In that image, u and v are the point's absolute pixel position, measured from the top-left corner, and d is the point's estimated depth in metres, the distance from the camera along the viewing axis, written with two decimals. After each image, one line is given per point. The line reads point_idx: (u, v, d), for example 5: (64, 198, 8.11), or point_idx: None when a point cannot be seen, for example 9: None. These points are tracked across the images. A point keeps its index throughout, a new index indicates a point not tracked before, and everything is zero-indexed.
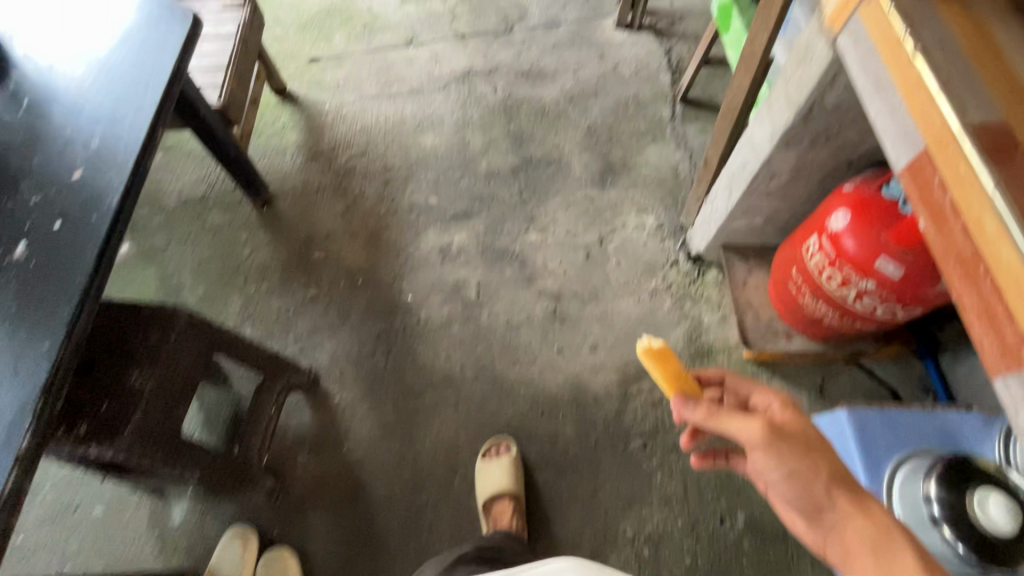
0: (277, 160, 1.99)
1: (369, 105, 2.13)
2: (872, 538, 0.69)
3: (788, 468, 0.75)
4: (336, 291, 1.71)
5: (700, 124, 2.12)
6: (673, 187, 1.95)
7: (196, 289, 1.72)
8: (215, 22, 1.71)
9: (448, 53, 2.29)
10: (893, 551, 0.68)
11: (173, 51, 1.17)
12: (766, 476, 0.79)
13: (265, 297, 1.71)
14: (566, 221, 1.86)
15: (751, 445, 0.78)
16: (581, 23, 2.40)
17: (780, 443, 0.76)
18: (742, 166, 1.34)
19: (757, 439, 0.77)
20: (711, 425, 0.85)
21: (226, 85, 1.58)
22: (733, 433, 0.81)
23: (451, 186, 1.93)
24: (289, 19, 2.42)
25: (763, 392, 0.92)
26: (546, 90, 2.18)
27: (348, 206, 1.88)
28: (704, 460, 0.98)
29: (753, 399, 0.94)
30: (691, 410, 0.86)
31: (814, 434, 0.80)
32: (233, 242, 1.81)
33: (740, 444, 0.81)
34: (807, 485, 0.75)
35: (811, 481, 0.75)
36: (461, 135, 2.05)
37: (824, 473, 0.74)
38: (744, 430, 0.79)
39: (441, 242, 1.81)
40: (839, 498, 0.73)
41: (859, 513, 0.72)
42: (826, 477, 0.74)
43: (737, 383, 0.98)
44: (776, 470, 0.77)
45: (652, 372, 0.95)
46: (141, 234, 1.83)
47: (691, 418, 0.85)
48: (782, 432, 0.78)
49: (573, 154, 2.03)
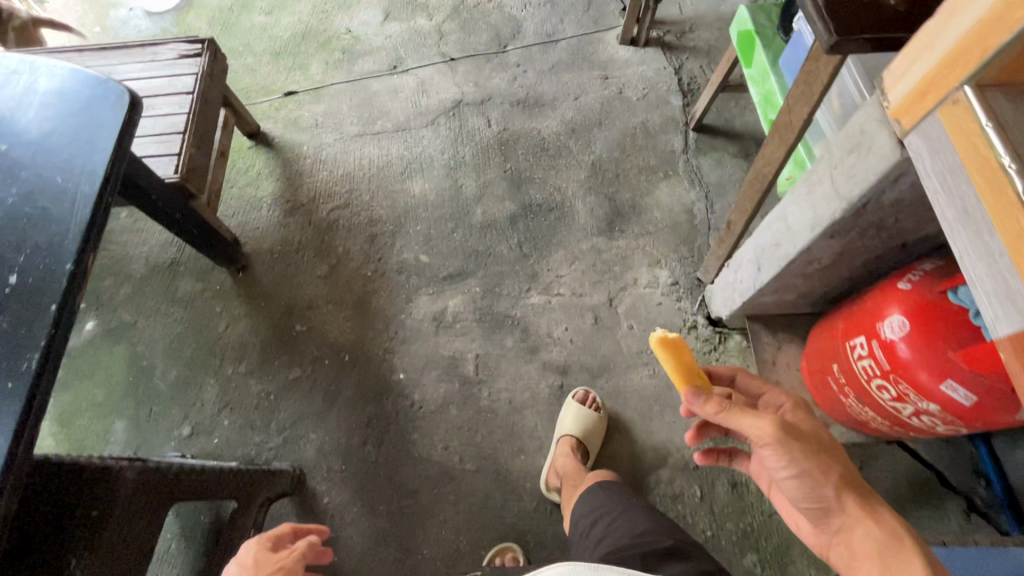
0: (252, 215, 1.82)
1: (350, 145, 1.94)
2: (880, 543, 0.76)
3: (801, 469, 0.79)
4: (322, 371, 1.56)
5: (716, 157, 1.92)
6: (688, 233, 1.76)
7: (168, 373, 1.57)
8: (169, 73, 1.51)
9: (436, 81, 2.08)
10: (902, 557, 0.74)
11: (105, 149, 0.98)
12: (776, 474, 0.82)
13: (244, 379, 1.56)
14: (571, 278, 1.69)
15: (764, 443, 0.79)
16: (581, 39, 2.18)
17: (795, 444, 0.78)
18: (774, 248, 1.17)
19: (773, 437, 0.78)
20: (721, 420, 0.84)
21: (184, 152, 1.39)
22: (743, 429, 0.81)
23: (444, 240, 1.76)
24: (260, 46, 2.21)
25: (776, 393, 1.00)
26: (545, 121, 1.98)
27: (331, 268, 1.72)
28: (707, 457, 1.06)
29: (764, 396, 1.03)
30: (700, 403, 0.84)
31: (823, 433, 0.85)
32: (206, 315, 1.65)
33: (751, 441, 0.82)
34: (816, 486, 0.80)
35: (820, 483, 0.80)
36: (452, 179, 1.86)
37: (834, 477, 0.79)
38: (756, 428, 0.79)
39: (434, 308, 1.65)
40: (848, 501, 0.79)
41: (868, 517, 0.78)
42: (835, 478, 0.80)
43: (746, 380, 1.07)
44: (785, 469, 0.80)
45: (663, 362, 0.86)
46: (107, 307, 1.68)
47: (702, 411, 0.83)
48: (798, 434, 0.81)
49: (577, 197, 1.84)
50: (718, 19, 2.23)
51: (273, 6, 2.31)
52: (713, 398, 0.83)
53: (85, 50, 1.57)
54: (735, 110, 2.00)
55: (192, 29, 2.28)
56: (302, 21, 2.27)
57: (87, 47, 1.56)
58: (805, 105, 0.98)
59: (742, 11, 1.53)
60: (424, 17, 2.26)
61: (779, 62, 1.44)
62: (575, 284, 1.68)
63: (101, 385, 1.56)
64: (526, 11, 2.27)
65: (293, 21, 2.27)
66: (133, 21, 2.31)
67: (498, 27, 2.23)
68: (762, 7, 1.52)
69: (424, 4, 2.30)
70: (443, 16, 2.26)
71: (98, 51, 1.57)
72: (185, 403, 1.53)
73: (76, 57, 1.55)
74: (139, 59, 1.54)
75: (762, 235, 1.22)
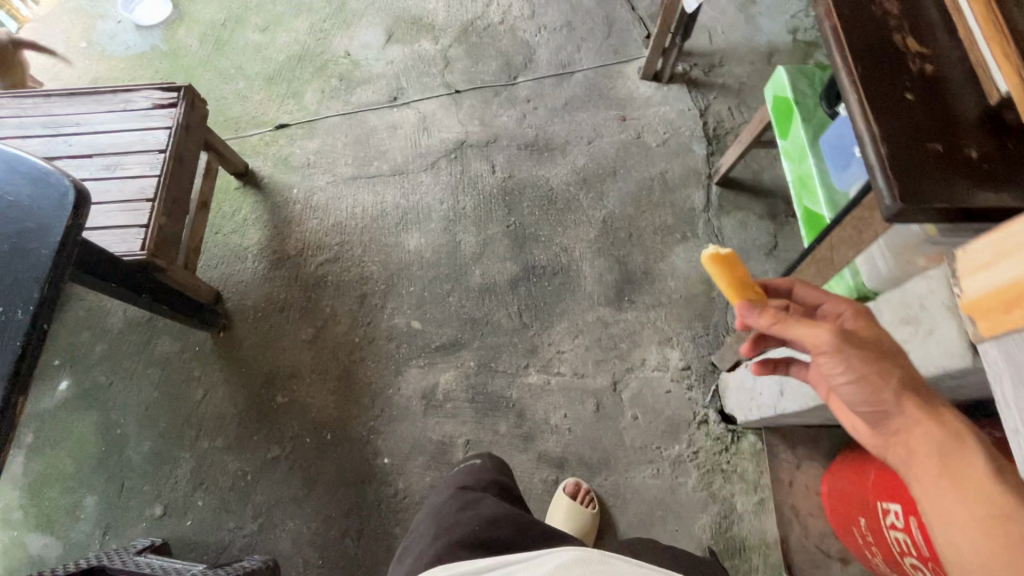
0: (236, 267, 1.70)
1: (343, 190, 1.80)
2: (940, 447, 0.61)
3: (858, 377, 0.66)
4: (302, 451, 1.47)
5: (740, 217, 1.74)
6: (704, 308, 1.61)
7: (141, 444, 1.49)
8: (141, 126, 1.39)
9: (438, 116, 1.92)
10: (967, 457, 0.59)
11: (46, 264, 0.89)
12: (830, 380, 0.70)
13: (221, 455, 1.47)
14: (573, 355, 1.56)
15: (818, 350, 0.67)
16: (599, 72, 1.99)
17: (852, 351, 0.65)
18: (802, 380, 1.03)
19: (832, 346, 0.65)
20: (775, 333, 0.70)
21: (153, 223, 1.27)
22: (796, 338, 0.68)
23: (438, 305, 1.63)
24: (253, 69, 2.05)
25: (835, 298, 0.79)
26: (554, 168, 1.82)
27: (317, 331, 1.61)
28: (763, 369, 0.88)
29: (823, 305, 0.81)
30: (756, 317, 0.70)
31: (887, 341, 0.68)
32: (184, 380, 1.56)
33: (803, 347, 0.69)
34: (873, 392, 0.65)
35: (879, 388, 0.65)
36: (451, 233, 1.72)
37: (893, 381, 0.64)
38: (811, 335, 0.66)
39: (424, 383, 1.53)
40: (908, 404, 0.64)
41: (929, 420, 0.63)
42: (898, 383, 0.64)
43: (806, 292, 0.84)
44: (842, 375, 0.67)
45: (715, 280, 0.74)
46: (81, 366, 1.59)
47: (755, 325, 0.70)
48: (857, 339, 0.67)
49: (585, 259, 1.69)
50: (751, 52, 2.02)
51: (269, 22, 2.15)
52: (769, 308, 0.70)
53: (53, 94, 1.44)
54: (765, 161, 1.82)
55: (182, 46, 2.13)
56: (298, 41, 2.10)
57: (55, 92, 1.43)
58: None
59: (779, 74, 1.35)
60: (429, 40, 2.08)
61: (818, 140, 1.27)
62: (577, 362, 1.55)
63: (73, 455, 1.49)
64: (540, 37, 2.08)
65: (289, 40, 2.11)
66: (121, 36, 2.16)
67: (509, 54, 2.05)
68: (803, 71, 1.35)
69: (429, 24, 2.12)
70: (449, 39, 2.08)
71: (66, 96, 1.44)
72: (158, 479, 1.46)
73: (43, 103, 1.42)
74: (110, 107, 1.41)
75: None
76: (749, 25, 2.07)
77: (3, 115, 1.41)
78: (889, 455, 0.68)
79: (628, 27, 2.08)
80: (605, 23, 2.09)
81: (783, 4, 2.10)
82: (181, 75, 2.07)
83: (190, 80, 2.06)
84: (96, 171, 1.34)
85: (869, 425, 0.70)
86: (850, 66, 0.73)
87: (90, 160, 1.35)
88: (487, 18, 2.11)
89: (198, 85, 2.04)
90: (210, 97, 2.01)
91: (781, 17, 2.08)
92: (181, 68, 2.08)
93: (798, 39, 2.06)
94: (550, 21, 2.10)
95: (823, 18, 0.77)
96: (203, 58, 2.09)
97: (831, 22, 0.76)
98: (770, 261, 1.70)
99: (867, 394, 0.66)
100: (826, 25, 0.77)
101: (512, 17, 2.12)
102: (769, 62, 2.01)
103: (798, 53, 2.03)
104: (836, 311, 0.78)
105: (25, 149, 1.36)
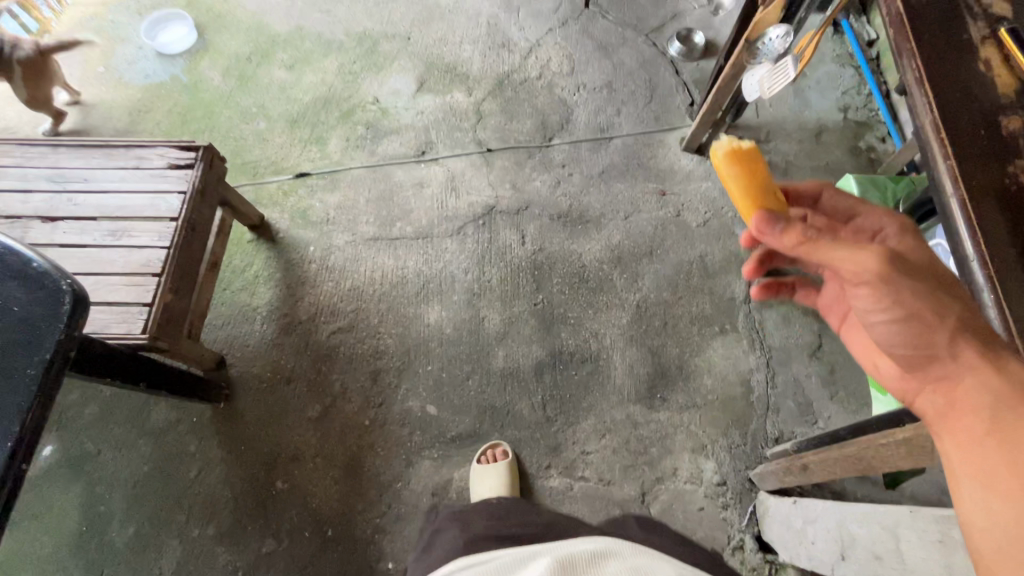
0: (243, 329, 1.59)
1: (362, 252, 1.69)
2: (995, 394, 0.60)
3: (905, 314, 0.66)
4: (300, 547, 1.36)
5: (783, 311, 1.63)
6: (742, 413, 1.50)
7: (126, 526, 1.38)
8: (153, 189, 1.29)
9: (467, 177, 1.82)
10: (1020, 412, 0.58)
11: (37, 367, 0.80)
12: (868, 317, 0.71)
13: (212, 546, 1.36)
14: (599, 457, 1.45)
15: (858, 280, 0.67)
16: (639, 139, 1.89)
17: (898, 283, 0.65)
18: (871, 556, 0.93)
19: (873, 272, 0.65)
20: (800, 254, 0.72)
21: (158, 302, 1.16)
22: (832, 264, 0.68)
23: (456, 389, 1.52)
24: (276, 109, 1.95)
25: (874, 214, 0.83)
26: (587, 243, 1.71)
27: (325, 409, 1.49)
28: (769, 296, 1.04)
29: (857, 220, 0.86)
30: (778, 232, 0.72)
31: (943, 274, 0.69)
32: (178, 454, 1.44)
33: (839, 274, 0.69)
34: (922, 331, 0.66)
35: (929, 328, 0.65)
36: (474, 308, 1.61)
37: (948, 323, 0.64)
38: (852, 262, 0.66)
39: (437, 478, 1.43)
40: (963, 352, 0.63)
41: (988, 368, 0.61)
42: (954, 325, 0.64)
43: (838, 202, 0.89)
44: (883, 311, 0.68)
45: (733, 184, 0.88)
46: (68, 430, 1.47)
47: (774, 242, 0.72)
48: (902, 266, 0.67)
49: (616, 347, 1.57)
50: (801, 128, 1.91)
51: (296, 59, 2.05)
52: (793, 225, 0.71)
53: (61, 144, 1.33)
54: None
55: (203, 77, 2.02)
56: (325, 82, 2.00)
57: (64, 142, 1.33)
58: None
59: (849, 182, 1.26)
60: (462, 91, 1.98)
61: None
62: (602, 466, 1.44)
63: (51, 534, 1.37)
64: (579, 96, 1.98)
65: (315, 81, 2.01)
66: (141, 62, 2.05)
67: (546, 112, 1.95)
68: (874, 182, 1.26)
69: (463, 74, 2.02)
70: (483, 91, 1.99)
71: (75, 147, 1.34)
72: (142, 568, 1.34)
73: (50, 154, 1.32)
74: (122, 164, 1.32)
75: (857, 522, 0.98)
76: (799, 98, 1.97)
77: (6, 164, 1.31)
78: (920, 396, 0.70)
79: (671, 92, 1.98)
80: (648, 86, 1.99)
81: (835, 78, 2.00)
82: (200, 110, 1.96)
83: (208, 116, 1.95)
84: (101, 238, 1.23)
85: (903, 360, 0.71)
86: (988, 256, 0.64)
87: (95, 223, 1.25)
88: (525, 72, 2.02)
89: (217, 123, 1.94)
90: (229, 137, 1.91)
91: (833, 92, 1.98)
92: (200, 103, 1.98)
93: (847, 117, 1.93)
94: (590, 80, 2.01)
95: (950, 186, 0.70)
96: (225, 93, 1.99)
97: (958, 193, 0.69)
98: (814, 363, 1.56)
99: (910, 336, 0.67)
100: (952, 195, 0.69)
101: (551, 73, 2.02)
102: (819, 140, 1.89)
103: (850, 130, 1.91)
104: (877, 228, 0.83)
105: (26, 205, 1.26)
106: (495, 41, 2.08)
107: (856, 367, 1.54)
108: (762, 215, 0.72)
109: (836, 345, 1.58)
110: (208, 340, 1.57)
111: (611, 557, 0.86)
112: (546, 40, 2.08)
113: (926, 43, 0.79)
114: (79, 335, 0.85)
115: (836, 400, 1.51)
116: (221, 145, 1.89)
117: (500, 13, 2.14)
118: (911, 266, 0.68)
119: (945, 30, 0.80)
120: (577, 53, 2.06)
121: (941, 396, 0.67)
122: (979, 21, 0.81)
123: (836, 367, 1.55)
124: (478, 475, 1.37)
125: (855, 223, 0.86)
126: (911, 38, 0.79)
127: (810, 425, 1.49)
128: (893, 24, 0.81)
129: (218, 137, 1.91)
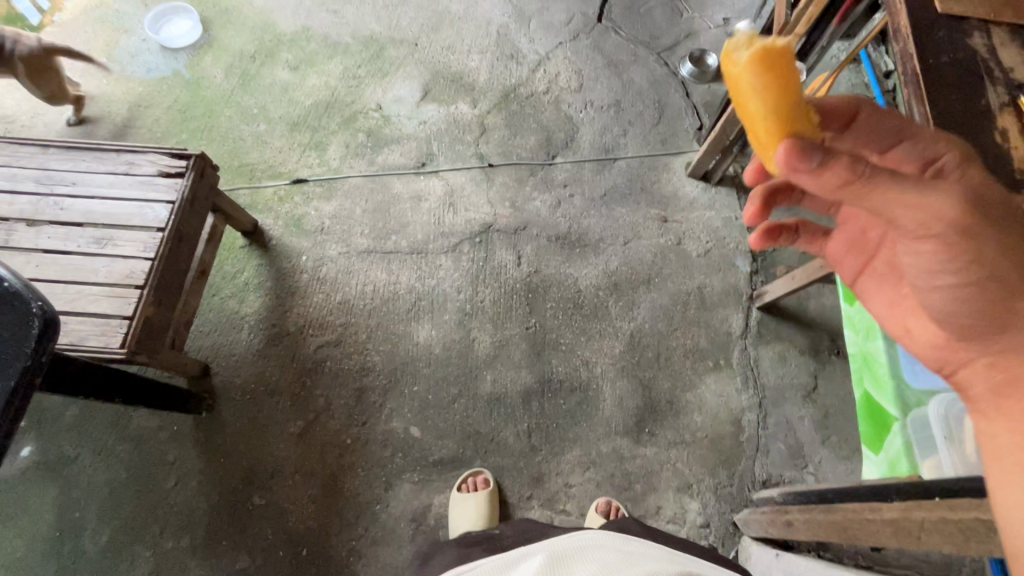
0: (229, 337, 1.57)
1: (355, 264, 1.67)
2: None
3: (983, 278, 0.57)
4: (273, 567, 1.34)
5: (779, 349, 1.59)
6: (730, 453, 1.47)
7: (100, 534, 1.36)
8: (142, 196, 1.26)
9: (466, 192, 1.79)
10: None
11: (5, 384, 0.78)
12: (937, 279, 0.60)
13: (186, 559, 1.35)
14: (582, 491, 1.43)
15: (925, 230, 0.53)
16: (644, 162, 1.85)
17: (980, 236, 0.53)
18: None
19: (953, 220, 0.52)
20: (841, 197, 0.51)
21: (139, 315, 1.14)
22: (893, 211, 0.52)
23: (441, 412, 1.49)
24: (277, 111, 1.92)
25: (923, 139, 0.61)
26: (584, 268, 1.68)
27: (307, 425, 1.47)
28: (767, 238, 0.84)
29: (901, 143, 0.63)
30: (812, 169, 0.49)
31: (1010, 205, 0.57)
32: (156, 463, 1.43)
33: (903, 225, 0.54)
34: (999, 297, 0.58)
35: (1007, 294, 0.57)
36: (464, 329, 1.59)
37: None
38: (922, 202, 0.50)
39: (416, 503, 1.41)
40: None
41: None
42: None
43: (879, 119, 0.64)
44: (958, 275, 0.58)
45: (751, 88, 0.56)
46: (48, 431, 1.45)
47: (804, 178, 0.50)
48: (982, 210, 0.53)
49: (606, 378, 1.54)
50: None
51: (300, 60, 2.02)
52: (835, 160, 0.48)
53: (51, 144, 1.31)
54: (812, 288, 1.67)
55: (206, 74, 1.99)
56: (328, 85, 1.97)
57: (54, 143, 1.31)
58: (946, 539, 0.69)
59: None
60: (467, 102, 1.95)
61: None
62: (585, 500, 1.42)
63: (24, 537, 1.35)
64: (585, 114, 1.94)
65: (318, 83, 1.98)
66: (144, 56, 2.02)
67: (551, 129, 1.91)
68: None
69: (469, 84, 1.98)
70: (488, 103, 1.95)
71: (66, 148, 1.32)
72: None
73: (39, 155, 1.30)
74: (112, 169, 1.29)
75: None
76: None
77: None
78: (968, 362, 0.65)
79: (680, 114, 1.94)
80: (656, 107, 1.95)
81: None
82: (200, 108, 1.93)
83: (208, 115, 1.92)
84: (85, 245, 1.21)
85: (959, 328, 0.64)
86: None
87: (80, 230, 1.22)
88: (532, 86, 1.98)
89: (217, 122, 1.91)
90: (228, 137, 1.88)
91: None
92: (201, 100, 1.94)
93: None
94: (598, 97, 1.97)
95: None
96: (226, 92, 1.96)
97: None
98: (807, 406, 1.53)
99: (978, 300, 0.59)
100: None
101: (558, 88, 1.98)
102: None
103: None
104: (927, 154, 0.61)
105: (11, 207, 1.23)
106: (504, 52, 2.04)
107: (850, 412, 1.51)
108: (791, 143, 0.48)
109: (831, 388, 1.54)
110: (193, 346, 1.55)
111: (597, 537, 0.89)
112: (556, 53, 2.04)
113: (942, 109, 0.75)
114: (52, 353, 0.83)
115: (828, 445, 1.48)
116: (219, 145, 1.87)
117: (510, 23, 2.10)
118: (991, 208, 0.54)
119: (964, 95, 0.77)
120: (586, 69, 2.02)
121: (996, 371, 0.63)
122: (999, 88, 0.77)
123: (830, 411, 1.52)
124: (457, 506, 1.35)
125: (899, 144, 0.63)
126: (928, 101, 0.76)
127: (799, 470, 1.46)
128: (910, 84, 0.78)
129: (217, 136, 1.88)
